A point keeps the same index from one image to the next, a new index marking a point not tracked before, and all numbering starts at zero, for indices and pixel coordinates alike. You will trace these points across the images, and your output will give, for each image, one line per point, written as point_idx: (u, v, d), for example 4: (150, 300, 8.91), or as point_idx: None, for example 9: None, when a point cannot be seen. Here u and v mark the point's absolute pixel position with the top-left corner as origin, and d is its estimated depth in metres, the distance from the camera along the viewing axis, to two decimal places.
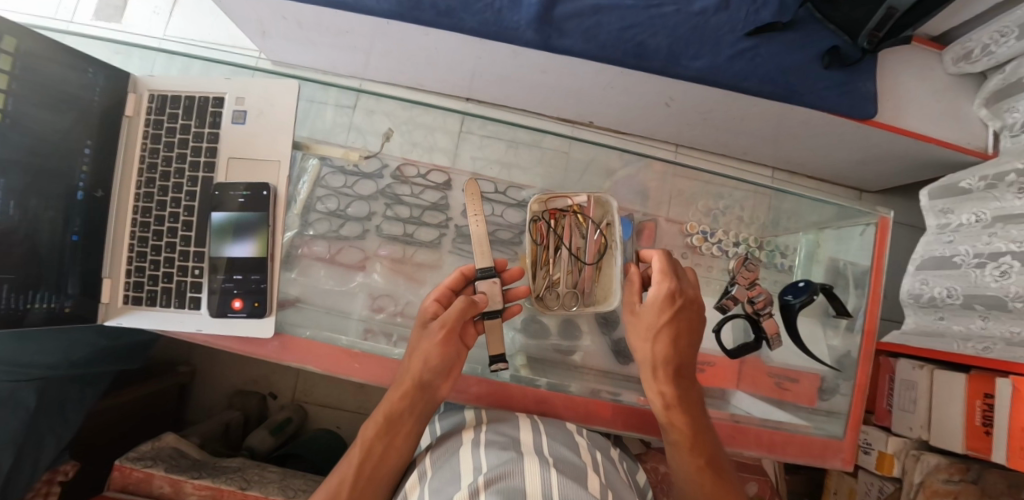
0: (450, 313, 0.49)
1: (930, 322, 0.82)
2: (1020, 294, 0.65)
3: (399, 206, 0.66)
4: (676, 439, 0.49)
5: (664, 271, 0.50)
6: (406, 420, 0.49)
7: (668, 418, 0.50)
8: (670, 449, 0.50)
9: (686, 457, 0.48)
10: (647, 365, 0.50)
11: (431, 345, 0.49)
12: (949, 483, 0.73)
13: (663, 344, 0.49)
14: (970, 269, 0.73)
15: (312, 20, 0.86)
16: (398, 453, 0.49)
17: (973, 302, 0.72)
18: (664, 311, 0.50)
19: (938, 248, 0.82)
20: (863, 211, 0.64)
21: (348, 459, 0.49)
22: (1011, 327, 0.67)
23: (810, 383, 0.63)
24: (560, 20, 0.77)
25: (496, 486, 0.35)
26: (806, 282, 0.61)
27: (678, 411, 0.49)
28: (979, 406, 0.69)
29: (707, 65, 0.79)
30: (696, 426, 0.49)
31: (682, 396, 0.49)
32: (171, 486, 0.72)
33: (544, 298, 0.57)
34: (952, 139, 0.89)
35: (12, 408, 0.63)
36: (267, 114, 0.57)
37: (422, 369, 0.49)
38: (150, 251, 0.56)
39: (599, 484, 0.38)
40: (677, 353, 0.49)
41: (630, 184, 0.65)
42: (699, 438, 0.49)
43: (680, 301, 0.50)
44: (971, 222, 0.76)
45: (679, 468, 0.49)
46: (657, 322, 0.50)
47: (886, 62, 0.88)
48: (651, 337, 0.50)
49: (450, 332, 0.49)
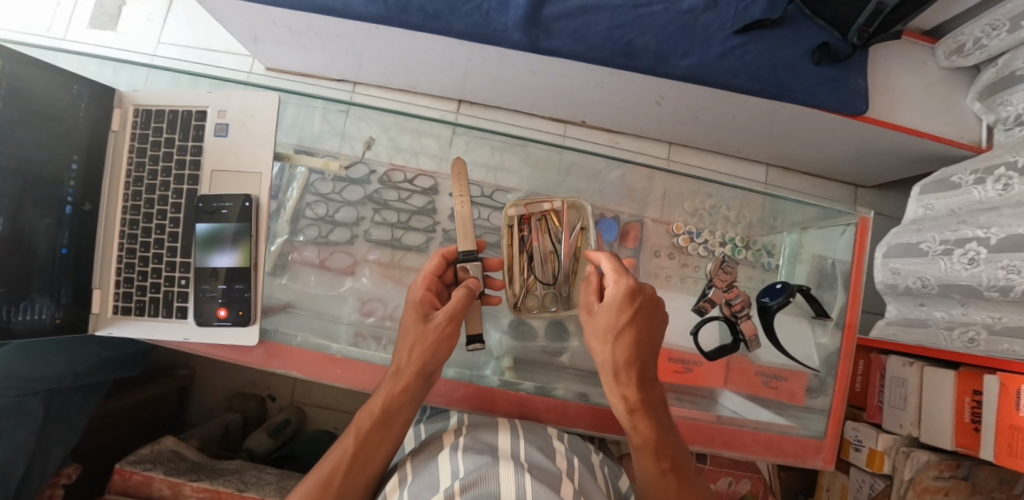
0: (455, 306, 0.49)
1: (907, 309, 0.82)
2: (993, 283, 0.65)
3: (386, 210, 0.67)
4: (640, 446, 0.46)
5: (618, 270, 0.47)
6: (404, 409, 0.48)
7: (631, 423, 0.47)
8: (634, 451, 0.47)
9: (650, 460, 0.46)
10: (609, 368, 0.46)
11: (436, 339, 0.49)
12: (939, 480, 0.74)
13: (625, 348, 0.45)
14: (937, 257, 0.74)
15: (302, 25, 0.87)
16: (392, 440, 0.48)
17: (950, 291, 0.72)
18: (625, 312, 0.46)
19: (906, 235, 0.83)
20: (843, 211, 0.64)
21: (339, 447, 0.47)
22: (988, 314, 0.68)
23: (798, 381, 0.63)
24: (548, 21, 0.77)
25: (471, 492, 0.35)
26: (784, 282, 0.61)
27: (644, 416, 0.46)
28: (968, 402, 0.69)
29: (696, 64, 0.79)
30: (660, 432, 0.46)
31: (646, 399, 0.46)
32: (170, 489, 0.73)
33: (521, 303, 0.58)
34: (947, 133, 0.88)
35: (21, 419, 0.65)
36: (249, 125, 0.57)
37: (426, 362, 0.48)
38: (137, 262, 0.57)
39: (573, 491, 0.39)
40: (637, 356, 0.45)
41: (617, 184, 0.66)
42: (665, 442, 0.46)
43: (640, 302, 0.46)
44: (947, 215, 0.78)
45: (643, 471, 0.47)
46: (617, 325, 0.45)
47: (876, 57, 0.88)
48: (611, 339, 0.46)
49: (455, 327, 0.49)
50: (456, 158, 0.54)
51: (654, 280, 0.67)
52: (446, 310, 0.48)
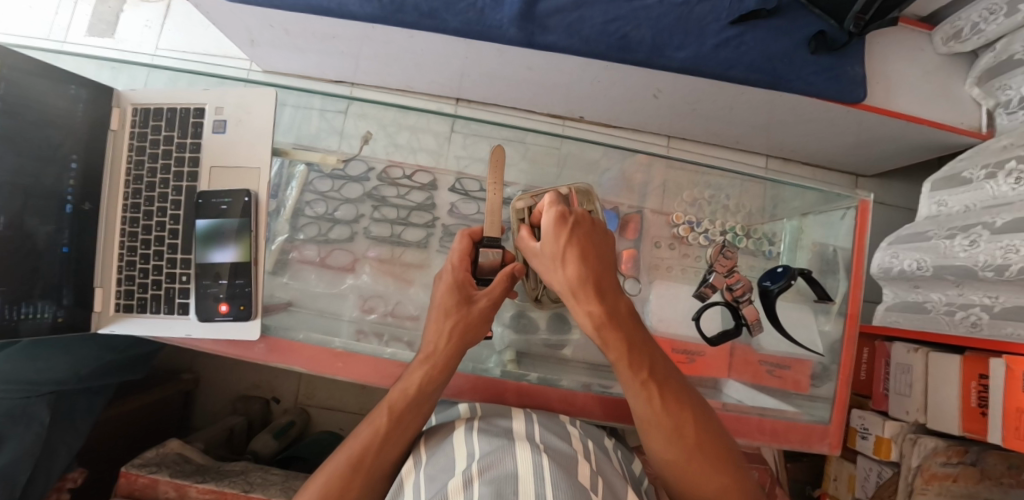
0: (501, 291, 0.49)
1: (904, 292, 0.82)
2: (990, 262, 0.65)
3: (385, 207, 0.67)
4: (617, 362, 0.46)
5: (547, 201, 0.48)
6: (439, 389, 0.49)
7: (603, 341, 0.46)
8: (616, 371, 0.47)
9: (629, 372, 0.45)
10: (566, 291, 0.46)
11: (477, 322, 0.49)
12: (948, 466, 0.72)
13: (574, 263, 0.45)
14: (940, 241, 0.75)
15: (298, 27, 0.87)
16: (423, 421, 0.48)
17: (945, 272, 0.72)
18: (561, 232, 0.45)
19: (917, 224, 0.82)
20: (843, 195, 0.64)
21: (368, 425, 0.46)
22: (985, 295, 0.68)
23: (802, 370, 0.62)
24: (543, 17, 0.77)
25: (490, 474, 0.35)
26: (785, 267, 0.61)
27: (610, 328, 0.45)
28: (975, 387, 0.68)
29: (691, 56, 0.79)
30: (631, 340, 0.45)
31: (608, 312, 0.45)
32: (177, 491, 0.73)
33: (542, 299, 0.59)
34: (947, 119, 0.88)
35: (26, 422, 0.64)
36: (246, 122, 0.58)
37: (467, 341, 0.49)
38: (139, 260, 0.57)
39: (589, 472, 0.39)
40: (586, 270, 0.45)
41: (616, 176, 0.66)
42: (631, 349, 0.45)
43: (574, 222, 0.46)
44: (961, 212, 0.77)
45: (630, 390, 0.46)
46: (560, 246, 0.45)
47: (875, 44, 0.87)
48: (559, 261, 0.45)
49: (495, 310, 0.50)
50: (498, 146, 0.53)
51: (655, 271, 0.66)
52: (490, 295, 0.49)
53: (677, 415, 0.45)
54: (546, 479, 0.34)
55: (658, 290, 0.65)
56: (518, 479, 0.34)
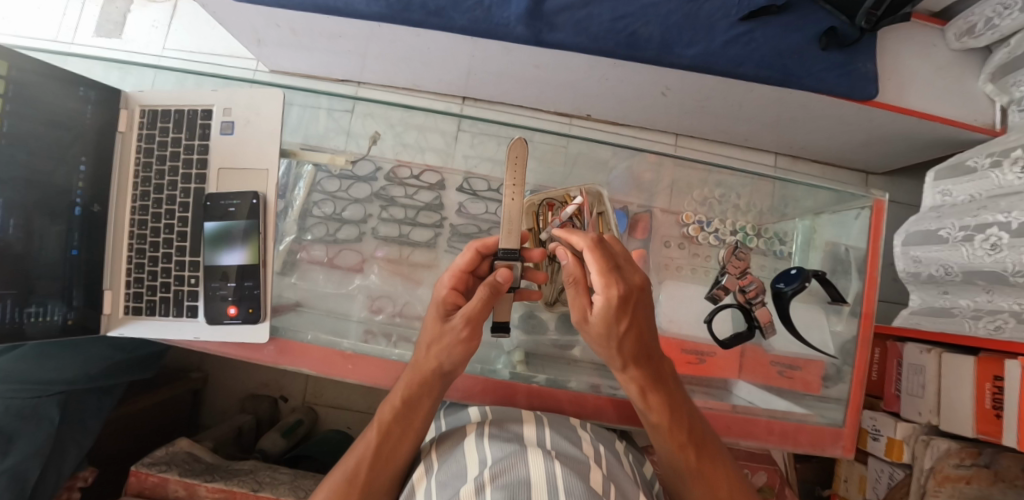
0: (473, 308, 0.44)
1: (932, 298, 0.80)
2: (1019, 268, 0.63)
3: (393, 207, 0.66)
4: (657, 422, 0.47)
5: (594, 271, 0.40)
6: (425, 404, 0.48)
7: (645, 403, 0.47)
8: (653, 430, 0.49)
9: (667, 435, 0.47)
10: (615, 362, 0.45)
11: (452, 341, 0.46)
12: (960, 468, 0.72)
13: (629, 344, 0.43)
14: (958, 243, 0.73)
15: (305, 27, 0.87)
16: (417, 432, 0.48)
17: (975, 278, 0.71)
18: (621, 319, 0.41)
19: (925, 222, 0.81)
20: (858, 194, 0.63)
21: (363, 440, 0.47)
22: (1015, 302, 0.66)
23: (814, 370, 0.62)
24: (551, 15, 0.77)
25: (501, 481, 0.35)
26: (799, 268, 0.60)
27: (655, 393, 0.46)
28: (989, 388, 0.67)
29: (701, 53, 0.78)
30: (672, 404, 0.46)
31: (652, 378, 0.45)
32: (186, 490, 0.74)
33: (558, 302, 0.60)
34: (959, 116, 0.87)
35: (38, 421, 0.65)
36: (255, 122, 0.57)
37: (443, 358, 0.46)
38: (147, 262, 0.57)
39: (602, 478, 0.38)
40: (637, 344, 0.43)
41: (625, 175, 0.65)
42: (669, 410, 0.46)
43: (632, 303, 0.41)
44: (967, 202, 0.76)
45: (666, 447, 0.48)
46: (617, 330, 0.42)
47: (886, 40, 0.85)
48: (614, 341, 0.42)
49: (473, 329, 0.45)
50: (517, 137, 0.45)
51: (665, 271, 0.66)
52: (463, 313, 0.45)
53: (707, 472, 0.48)
54: (560, 487, 0.33)
55: (669, 290, 0.64)
56: (531, 486, 0.34)
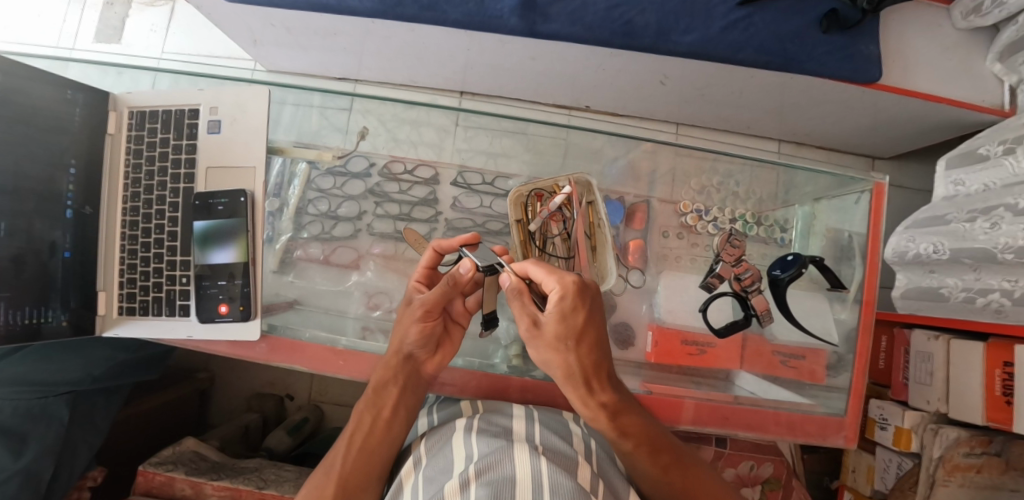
0: (431, 297, 0.46)
1: (919, 277, 0.79)
2: (1010, 244, 0.63)
3: (388, 203, 0.66)
4: (633, 449, 0.45)
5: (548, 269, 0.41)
6: (393, 393, 0.48)
7: (620, 429, 0.44)
8: (634, 461, 0.46)
9: (649, 460, 0.45)
10: (579, 383, 0.41)
11: (411, 322, 0.47)
12: (971, 457, 0.70)
13: (589, 352, 0.40)
14: (959, 224, 0.72)
15: (299, 25, 0.87)
16: (387, 423, 0.47)
17: (961, 256, 0.70)
18: (576, 314, 0.39)
19: (938, 207, 0.78)
20: (857, 179, 0.62)
21: (344, 433, 0.48)
22: (1005, 279, 0.65)
23: (818, 360, 0.60)
24: (545, 5, 0.76)
25: (485, 477, 0.34)
26: (795, 254, 0.59)
27: (627, 414, 0.44)
28: (999, 375, 0.66)
29: (699, 39, 0.76)
30: (647, 425, 0.45)
31: (620, 399, 0.43)
32: (193, 488, 0.74)
33: None
34: (967, 97, 0.84)
35: (47, 420, 0.66)
36: (241, 121, 0.57)
37: (403, 342, 0.47)
38: (139, 263, 0.57)
39: (590, 474, 0.38)
40: (598, 356, 0.41)
41: (622, 166, 0.64)
42: (637, 431, 0.44)
43: (586, 296, 0.40)
44: (980, 191, 0.73)
45: (648, 476, 0.46)
46: (574, 331, 0.39)
47: (891, 21, 0.83)
48: (571, 348, 0.40)
49: (431, 312, 0.47)
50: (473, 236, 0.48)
51: (664, 261, 0.65)
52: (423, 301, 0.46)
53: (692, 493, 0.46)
54: (544, 485, 0.33)
55: (666, 281, 0.63)
56: (516, 484, 0.33)
